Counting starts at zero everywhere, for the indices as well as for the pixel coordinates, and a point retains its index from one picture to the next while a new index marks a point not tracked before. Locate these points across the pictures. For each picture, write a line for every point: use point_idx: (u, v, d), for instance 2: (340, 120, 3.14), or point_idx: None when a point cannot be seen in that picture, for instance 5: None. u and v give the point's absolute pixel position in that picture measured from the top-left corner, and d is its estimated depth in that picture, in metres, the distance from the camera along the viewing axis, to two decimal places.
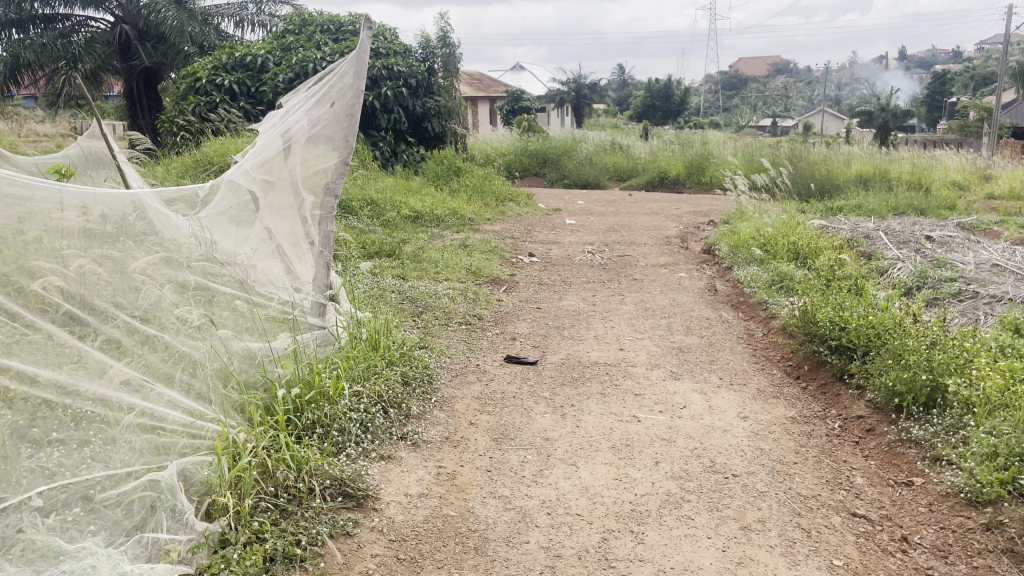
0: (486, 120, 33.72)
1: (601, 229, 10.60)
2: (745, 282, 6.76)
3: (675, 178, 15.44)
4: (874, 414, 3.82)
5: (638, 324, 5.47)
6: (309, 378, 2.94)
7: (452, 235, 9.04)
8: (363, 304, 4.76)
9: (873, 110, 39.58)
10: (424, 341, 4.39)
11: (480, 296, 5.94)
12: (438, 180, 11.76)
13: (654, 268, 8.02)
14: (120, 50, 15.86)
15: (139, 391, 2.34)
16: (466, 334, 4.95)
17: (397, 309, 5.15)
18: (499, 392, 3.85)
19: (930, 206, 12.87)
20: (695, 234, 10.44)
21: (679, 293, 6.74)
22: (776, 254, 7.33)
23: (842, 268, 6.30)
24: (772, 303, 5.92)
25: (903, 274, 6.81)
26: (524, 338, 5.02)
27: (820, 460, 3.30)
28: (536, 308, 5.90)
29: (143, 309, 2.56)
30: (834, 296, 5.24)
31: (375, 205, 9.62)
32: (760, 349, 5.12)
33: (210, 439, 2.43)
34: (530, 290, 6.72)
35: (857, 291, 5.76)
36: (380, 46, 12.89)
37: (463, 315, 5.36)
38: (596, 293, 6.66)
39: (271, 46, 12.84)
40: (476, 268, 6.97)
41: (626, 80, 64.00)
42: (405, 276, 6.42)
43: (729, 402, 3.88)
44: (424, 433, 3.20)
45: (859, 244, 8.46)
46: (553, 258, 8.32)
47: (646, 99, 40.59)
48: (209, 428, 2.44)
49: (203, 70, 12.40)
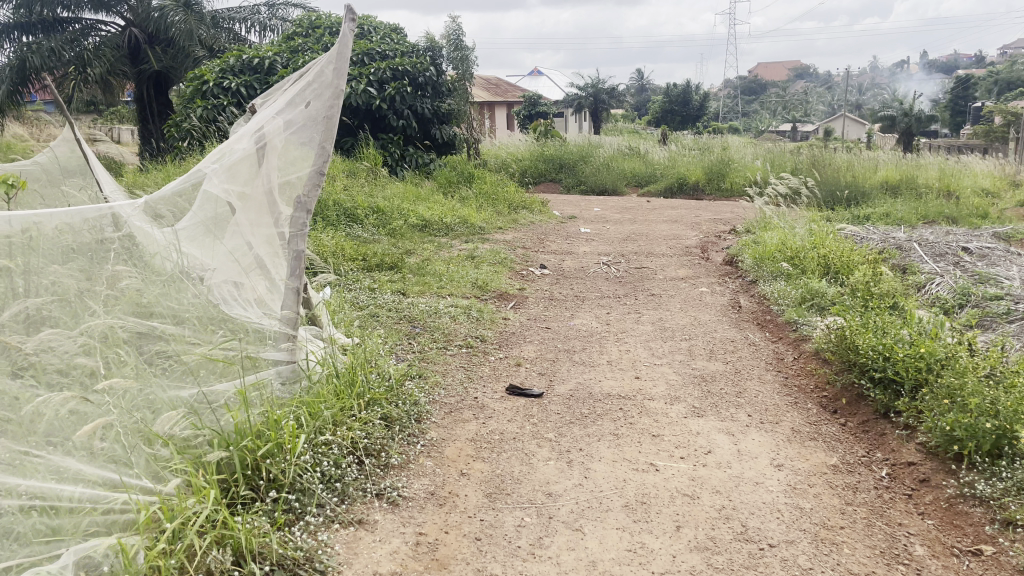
0: (501, 125, 33.37)
1: (617, 238, 10.12)
2: (772, 298, 6.26)
3: (694, 185, 14.90)
4: (927, 462, 3.33)
5: (657, 348, 4.98)
6: (265, 428, 2.52)
7: (460, 245, 8.59)
8: (350, 328, 4.31)
9: (896, 115, 38.79)
10: (416, 372, 3.93)
11: (484, 313, 5.48)
12: (448, 186, 11.32)
13: (673, 282, 7.52)
14: (129, 54, 15.60)
15: (20, 468, 1.97)
16: (466, 359, 4.49)
17: (390, 331, 4.70)
18: (498, 432, 3.38)
19: (962, 213, 12.28)
20: (715, 243, 9.93)
21: (700, 310, 6.24)
22: (805, 269, 6.81)
23: (878, 284, 5.79)
24: (803, 324, 5.41)
25: (944, 292, 6.30)
26: (531, 364, 4.55)
27: (869, 522, 2.82)
28: (545, 328, 5.42)
29: (26, 363, 2.27)
30: (874, 317, 4.73)
31: (382, 213, 9.21)
32: (792, 378, 4.62)
33: (123, 515, 2.05)
34: (540, 307, 6.25)
35: (898, 310, 5.25)
36: (388, 49, 12.49)
37: (465, 336, 4.90)
38: (610, 310, 6.17)
39: (279, 48, 12.48)
40: (483, 282, 6.52)
41: (644, 84, 63.48)
42: (406, 291, 5.97)
43: (761, 446, 3.39)
44: (406, 488, 2.75)
45: (891, 256, 7.94)
46: (566, 270, 7.86)
47: (665, 104, 40.05)
48: (124, 503, 2.06)
49: (209, 73, 12.05)
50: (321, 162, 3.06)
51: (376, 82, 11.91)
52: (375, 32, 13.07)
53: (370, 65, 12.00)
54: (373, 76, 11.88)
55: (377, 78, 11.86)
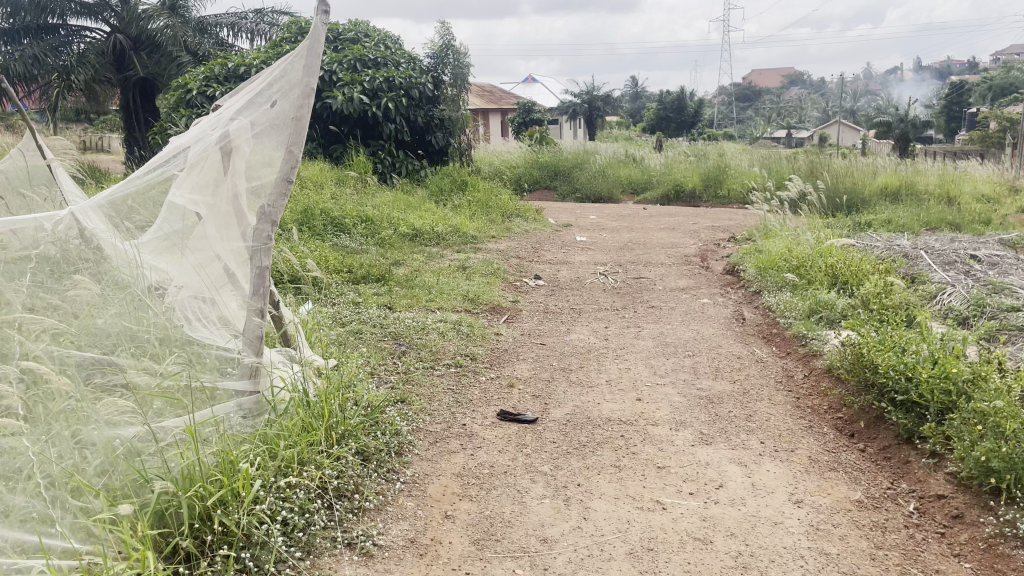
0: (496, 133, 33.13)
1: (614, 247, 9.83)
2: (778, 310, 5.97)
3: (691, 192, 14.64)
4: (960, 495, 3.04)
5: (659, 365, 4.68)
6: (217, 474, 2.24)
7: (451, 255, 8.29)
8: (330, 348, 4.02)
9: (891, 121, 38.66)
10: (400, 398, 3.63)
11: (475, 329, 5.17)
12: (440, 194, 11.03)
13: (673, 293, 7.23)
14: (115, 61, 15.30)
15: None
16: (455, 380, 4.18)
17: (374, 350, 4.40)
18: (489, 464, 3.08)
19: (964, 220, 12.03)
20: (715, 252, 9.65)
21: (702, 324, 5.94)
22: (812, 279, 6.52)
23: (890, 295, 5.50)
24: (813, 338, 5.12)
25: (957, 304, 6.00)
26: (525, 385, 4.24)
27: (902, 569, 2.53)
28: (540, 344, 5.12)
29: None
30: (889, 331, 4.44)
31: (371, 222, 8.91)
32: (802, 398, 4.33)
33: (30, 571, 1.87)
34: (534, 321, 5.95)
35: (912, 323, 4.96)
36: (381, 57, 12.20)
37: (454, 354, 4.59)
38: (608, 324, 5.87)
39: (266, 55, 12.17)
40: (474, 294, 6.22)
41: (639, 91, 63.31)
42: (393, 304, 5.67)
43: (777, 478, 3.09)
44: (382, 534, 2.45)
45: (898, 263, 7.65)
46: (561, 281, 7.56)
47: (659, 112, 39.88)
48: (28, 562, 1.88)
49: (194, 81, 11.74)
50: (290, 168, 2.75)
51: (369, 91, 11.58)
52: (366, 38, 12.77)
53: (360, 72, 11.72)
54: (365, 83, 11.58)
55: (371, 86, 11.54)
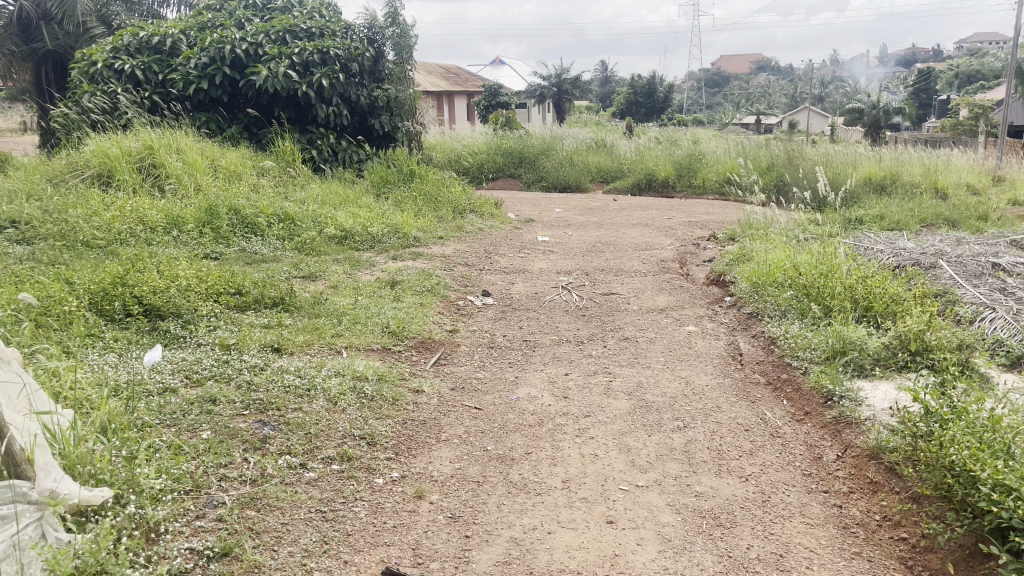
0: (460, 116, 31.66)
1: (579, 249, 8.44)
2: (786, 346, 4.65)
3: (664, 181, 13.25)
4: None
5: (639, 449, 3.29)
6: None
7: (384, 262, 6.85)
8: (139, 449, 2.61)
9: (863, 108, 37.51)
10: (220, 551, 2.25)
11: (385, 387, 3.71)
12: (381, 185, 9.56)
13: (651, 316, 5.85)
14: (20, 30, 14.15)
15: None
16: (335, 491, 2.74)
17: (218, 437, 2.95)
18: None
19: (964, 215, 10.80)
20: (694, 255, 8.31)
21: (692, 368, 4.55)
22: (826, 304, 5.17)
23: (934, 334, 4.16)
24: (844, 396, 3.76)
25: (1010, 343, 4.68)
26: (442, 497, 2.82)
27: None
28: (475, 410, 3.71)
29: None
30: (967, 395, 3.06)
31: (291, 221, 7.46)
32: (846, 504, 2.99)
33: None
34: (474, 364, 4.54)
35: (978, 381, 3.63)
36: (313, 26, 10.67)
37: (342, 438, 3.14)
38: (572, 368, 4.48)
39: (185, 23, 10.52)
40: (397, 325, 4.78)
41: (607, 74, 62.03)
42: (286, 341, 4.27)
43: None
44: None
45: (914, 275, 6.33)
46: (513, 299, 6.16)
47: (629, 96, 38.53)
48: None
49: (100, 53, 10.02)
50: None
51: (300, 65, 10.09)
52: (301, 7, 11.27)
53: (290, 45, 10.19)
54: (296, 58, 10.05)
55: (301, 60, 10.05)
